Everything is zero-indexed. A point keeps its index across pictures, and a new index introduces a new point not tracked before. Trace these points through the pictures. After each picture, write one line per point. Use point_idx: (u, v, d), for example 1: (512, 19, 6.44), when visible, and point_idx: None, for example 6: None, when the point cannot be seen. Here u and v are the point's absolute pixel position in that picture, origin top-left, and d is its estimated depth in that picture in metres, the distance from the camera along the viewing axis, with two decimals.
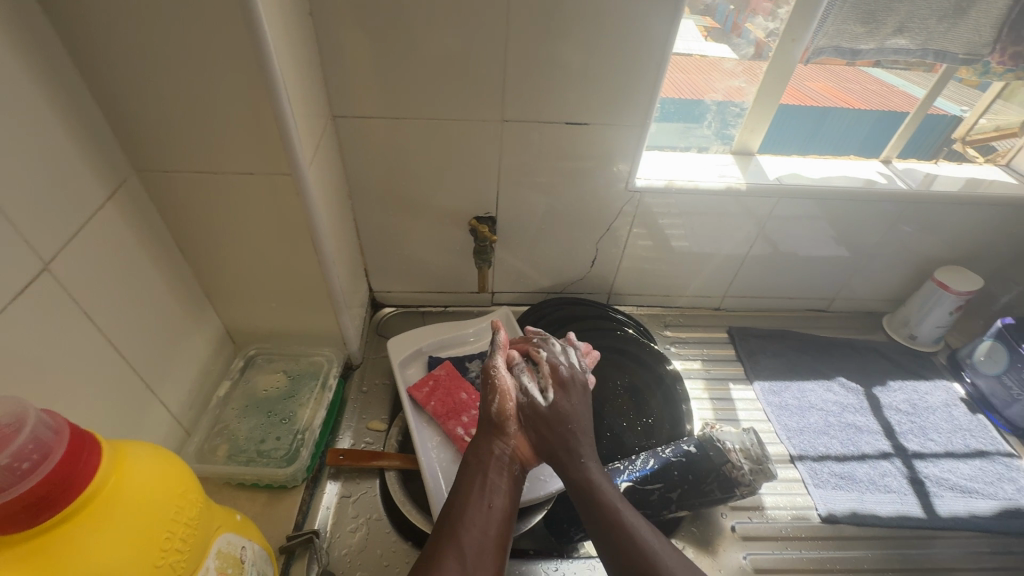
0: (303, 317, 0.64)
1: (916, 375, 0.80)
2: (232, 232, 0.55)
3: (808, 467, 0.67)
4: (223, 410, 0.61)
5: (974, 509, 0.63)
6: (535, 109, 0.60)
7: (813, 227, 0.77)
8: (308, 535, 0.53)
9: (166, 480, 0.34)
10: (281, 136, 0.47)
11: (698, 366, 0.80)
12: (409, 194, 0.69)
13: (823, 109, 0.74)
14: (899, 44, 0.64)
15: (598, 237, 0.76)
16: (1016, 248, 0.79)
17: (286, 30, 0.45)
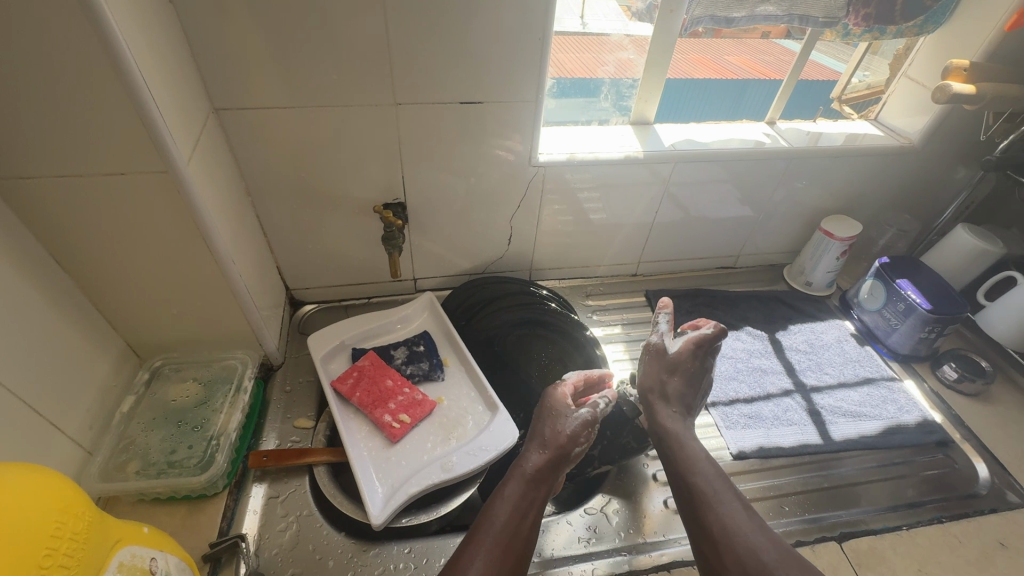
0: (209, 322, 0.62)
1: (813, 317, 0.87)
2: (115, 240, 0.52)
3: (720, 411, 0.72)
4: (129, 425, 0.58)
5: (863, 430, 0.71)
6: (426, 88, 0.61)
7: (711, 190, 0.82)
8: (235, 540, 0.53)
9: (47, 495, 0.32)
10: (150, 131, 0.45)
11: (618, 330, 0.84)
12: (312, 186, 0.68)
13: (743, 82, 0.80)
14: (767, 11, 0.68)
15: (511, 214, 0.77)
16: (887, 193, 0.87)
17: (141, 20, 0.43)
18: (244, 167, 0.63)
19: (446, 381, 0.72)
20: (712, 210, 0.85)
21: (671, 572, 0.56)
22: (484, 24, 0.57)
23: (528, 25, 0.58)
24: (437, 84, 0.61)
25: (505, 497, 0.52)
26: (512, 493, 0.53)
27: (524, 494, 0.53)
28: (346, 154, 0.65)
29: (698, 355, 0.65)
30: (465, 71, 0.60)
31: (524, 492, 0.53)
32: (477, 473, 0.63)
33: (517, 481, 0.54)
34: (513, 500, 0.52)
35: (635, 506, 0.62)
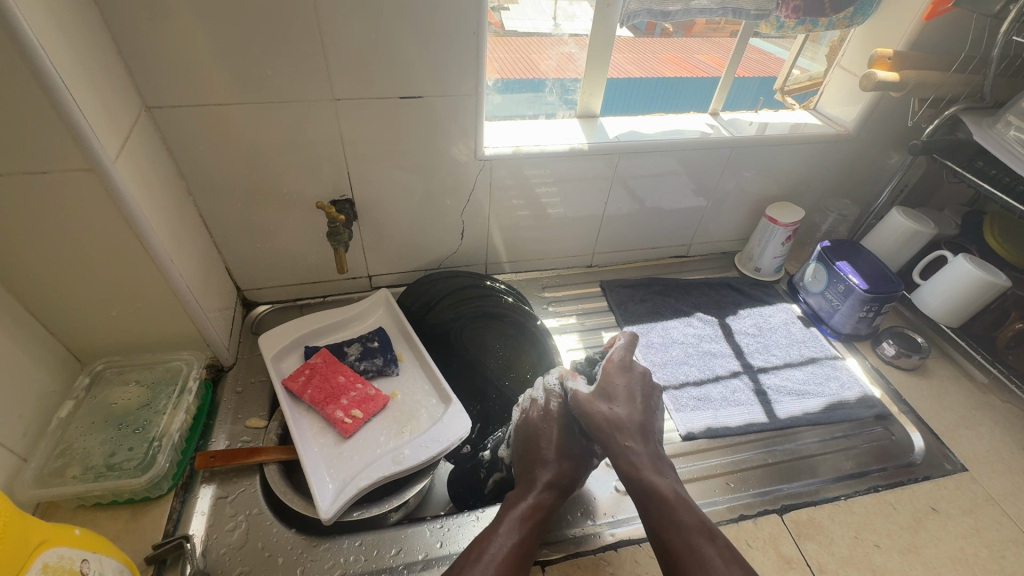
0: (151, 323, 0.61)
1: (762, 302, 0.90)
2: (43, 240, 0.51)
3: (670, 395, 0.74)
4: (67, 429, 0.57)
5: (807, 408, 0.73)
6: (366, 83, 0.61)
7: (659, 182, 0.84)
8: (178, 540, 0.52)
9: None
10: (70, 127, 0.44)
11: (573, 321, 0.86)
12: (256, 184, 0.67)
13: (711, 81, 0.84)
14: (702, 5, 0.70)
15: (462, 209, 0.78)
16: (827, 180, 0.91)
17: (56, 14, 0.43)
18: (183, 166, 0.63)
19: (401, 375, 0.73)
20: (661, 200, 0.87)
21: (618, 551, 0.58)
22: (417, 17, 0.57)
23: (462, 18, 0.58)
24: (375, 79, 0.61)
25: (499, 534, 0.49)
26: (505, 535, 0.49)
27: (519, 533, 0.50)
28: (287, 151, 0.65)
29: (633, 375, 0.57)
30: (403, 66, 0.61)
31: (519, 530, 0.50)
32: (430, 464, 0.64)
33: (511, 518, 0.51)
34: (509, 539, 0.49)
35: (586, 491, 0.63)
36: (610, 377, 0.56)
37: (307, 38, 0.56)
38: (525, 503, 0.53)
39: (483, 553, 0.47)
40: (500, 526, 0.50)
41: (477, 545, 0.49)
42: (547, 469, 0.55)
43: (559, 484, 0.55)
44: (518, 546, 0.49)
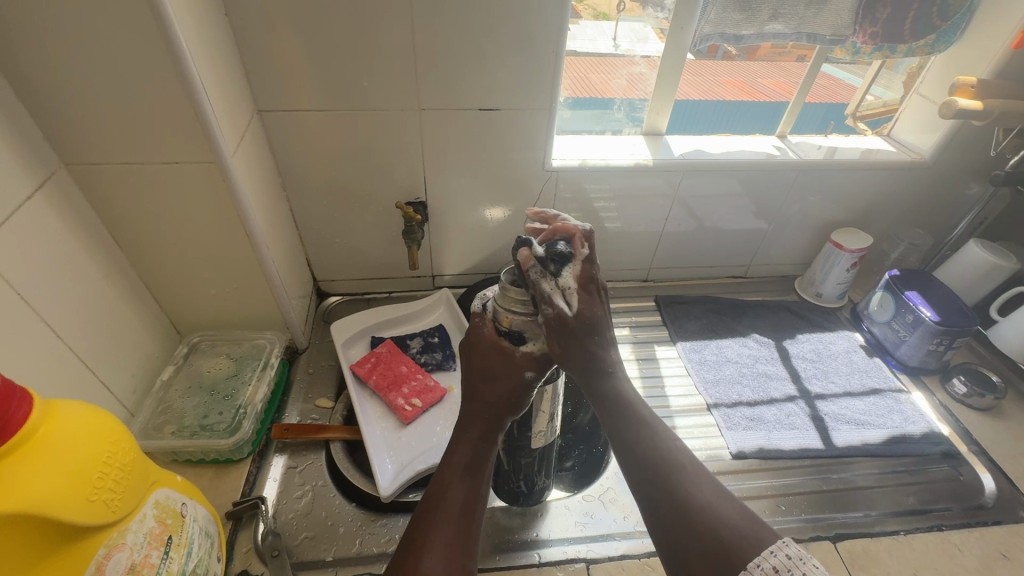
0: (243, 303, 0.68)
1: (822, 327, 0.88)
2: (165, 222, 0.58)
3: (721, 413, 0.74)
4: (167, 391, 0.64)
5: (866, 438, 0.71)
6: (449, 96, 0.66)
7: (723, 202, 0.84)
8: (254, 501, 0.57)
9: (96, 429, 0.37)
10: (202, 125, 0.51)
11: (626, 332, 0.87)
12: (341, 184, 0.73)
13: (775, 104, 0.84)
14: (776, 29, 0.71)
15: (526, 217, 0.82)
16: (898, 208, 0.89)
17: (200, 28, 0.50)
18: (282, 164, 0.70)
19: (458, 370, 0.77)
20: (723, 220, 0.88)
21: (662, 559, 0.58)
22: (500, 35, 0.62)
23: (542, 37, 0.63)
24: (458, 91, 0.66)
25: (455, 482, 0.43)
26: (460, 488, 0.43)
27: (477, 484, 0.44)
28: (372, 154, 0.71)
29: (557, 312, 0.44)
30: (484, 81, 0.65)
31: (475, 481, 0.44)
32: None
33: (462, 467, 0.44)
34: (468, 492, 0.43)
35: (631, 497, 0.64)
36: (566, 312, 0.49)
37: (401, 53, 0.62)
38: (474, 436, 0.46)
39: (442, 516, 0.41)
40: (452, 474, 0.44)
41: (433, 506, 0.42)
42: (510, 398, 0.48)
43: (502, 408, 0.47)
44: (475, 499, 0.43)
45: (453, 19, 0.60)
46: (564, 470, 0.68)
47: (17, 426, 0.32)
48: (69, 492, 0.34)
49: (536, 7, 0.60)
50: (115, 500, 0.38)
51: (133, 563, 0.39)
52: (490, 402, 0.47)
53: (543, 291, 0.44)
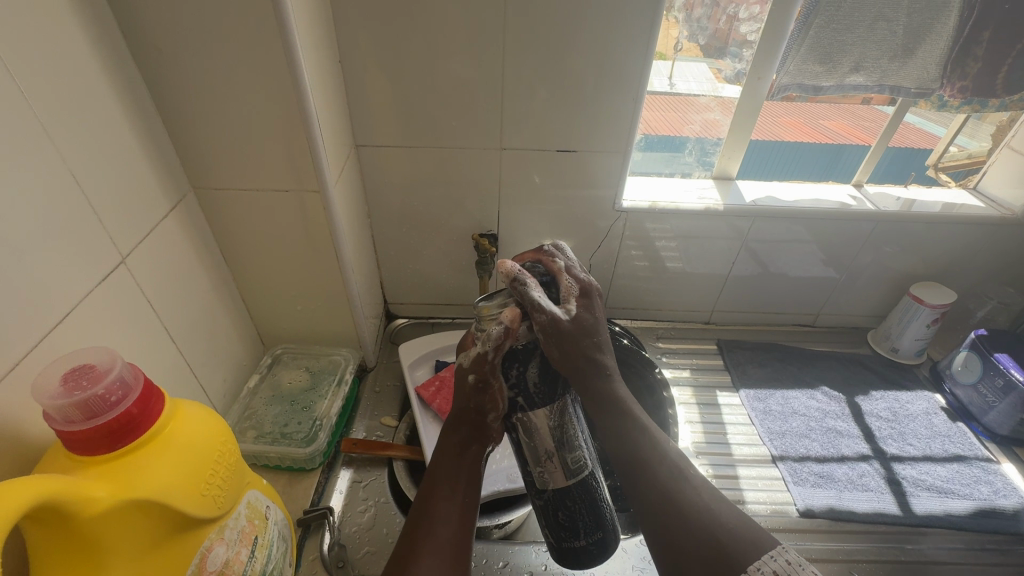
0: (323, 319, 0.73)
1: (899, 385, 0.84)
2: (265, 242, 0.64)
3: (788, 466, 0.71)
4: (252, 398, 0.69)
5: (950, 508, 0.66)
6: (529, 137, 0.70)
7: (792, 249, 0.83)
8: (323, 511, 0.59)
9: (213, 429, 0.41)
10: (312, 158, 0.56)
11: (687, 374, 0.86)
12: (419, 214, 0.78)
13: (839, 145, 0.83)
14: (857, 81, 0.71)
15: (592, 253, 0.84)
16: (985, 264, 0.84)
17: (319, 74, 0.56)
18: (369, 193, 0.75)
19: None
20: (791, 267, 0.86)
21: None
22: (582, 82, 0.66)
23: (622, 85, 0.66)
24: (538, 131, 0.70)
25: (440, 496, 0.45)
26: (448, 499, 0.45)
27: (461, 491, 0.46)
28: (452, 187, 0.75)
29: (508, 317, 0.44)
30: (563, 124, 0.69)
31: (459, 488, 0.46)
32: None
33: (448, 478, 0.47)
34: (452, 500, 0.45)
35: None
36: (563, 353, 0.46)
37: (489, 96, 0.67)
38: (455, 442, 0.48)
39: (431, 525, 0.43)
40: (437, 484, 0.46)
41: (423, 517, 0.44)
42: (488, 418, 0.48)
43: (473, 415, 0.48)
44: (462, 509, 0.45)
45: (539, 68, 0.64)
46: None
47: (151, 421, 0.37)
48: (185, 486, 0.37)
49: (620, 58, 0.64)
50: (220, 497, 0.41)
51: (226, 559, 0.42)
52: (457, 414, 0.49)
53: (532, 301, 0.45)
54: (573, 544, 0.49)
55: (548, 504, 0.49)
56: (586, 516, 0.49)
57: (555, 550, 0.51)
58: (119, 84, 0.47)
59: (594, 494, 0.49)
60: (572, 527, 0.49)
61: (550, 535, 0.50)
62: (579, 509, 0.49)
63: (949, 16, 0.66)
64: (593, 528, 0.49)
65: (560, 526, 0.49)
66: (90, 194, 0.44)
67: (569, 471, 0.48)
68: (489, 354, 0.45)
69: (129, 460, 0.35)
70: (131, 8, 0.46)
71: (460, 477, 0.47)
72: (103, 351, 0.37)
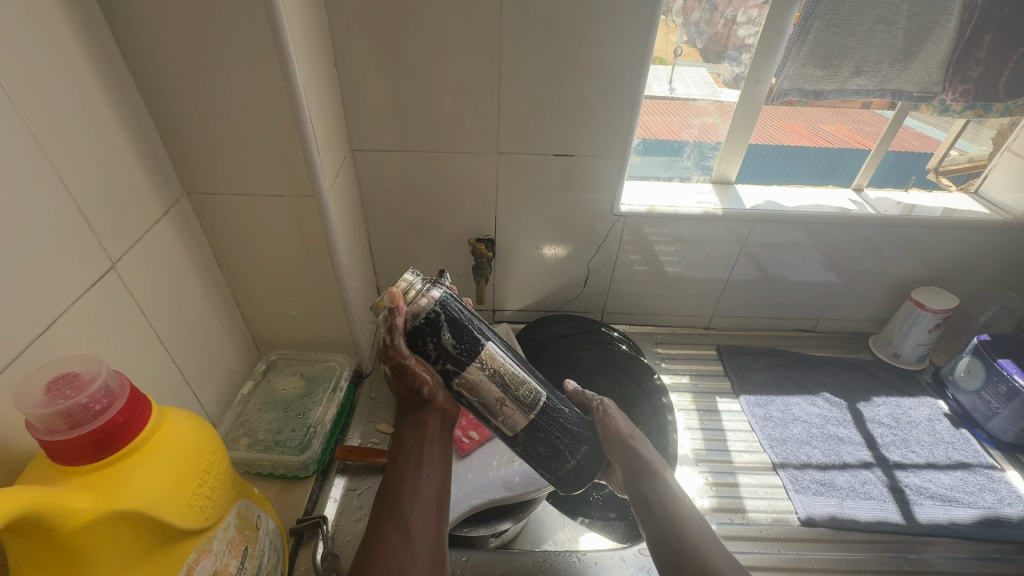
0: (318, 325, 0.72)
1: (901, 391, 0.83)
2: (260, 248, 0.63)
3: (789, 474, 0.70)
4: (245, 405, 0.68)
5: (953, 517, 0.65)
6: (527, 141, 0.70)
7: (792, 253, 0.83)
8: (316, 519, 0.58)
9: (201, 438, 0.41)
10: (306, 162, 0.56)
11: (686, 380, 0.85)
12: (416, 219, 0.78)
13: (839, 150, 0.87)
14: (858, 84, 0.71)
15: (590, 258, 0.83)
16: (986, 269, 0.84)
17: (314, 79, 0.56)
18: (366, 198, 0.75)
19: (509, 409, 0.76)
20: (791, 271, 0.85)
21: None
22: (580, 84, 0.65)
23: (620, 88, 0.65)
24: (535, 135, 0.69)
25: (404, 471, 0.45)
26: (419, 472, 0.45)
27: (430, 466, 0.45)
28: (449, 192, 0.75)
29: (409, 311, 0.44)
30: (560, 128, 0.69)
31: (431, 463, 0.46)
32: (534, 499, 0.66)
33: (410, 457, 0.46)
34: (422, 475, 0.45)
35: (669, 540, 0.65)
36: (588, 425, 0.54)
37: (486, 101, 0.66)
38: (423, 417, 0.47)
39: (402, 498, 0.43)
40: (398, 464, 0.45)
41: (390, 493, 0.44)
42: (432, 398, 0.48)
43: (412, 396, 0.47)
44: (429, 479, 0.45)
45: (536, 73, 0.64)
46: (610, 520, 0.67)
47: (137, 429, 0.36)
48: (172, 496, 0.37)
49: (618, 61, 0.63)
50: (209, 506, 0.40)
51: (215, 570, 0.41)
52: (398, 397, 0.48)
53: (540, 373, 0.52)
54: (566, 468, 0.52)
55: (528, 444, 0.50)
56: (563, 439, 0.51)
57: (553, 481, 0.53)
58: (110, 88, 0.47)
59: (561, 414, 0.51)
60: (557, 453, 0.51)
61: (544, 470, 0.52)
62: (555, 435, 0.50)
63: (950, 19, 0.66)
64: (575, 442, 0.52)
65: (546, 457, 0.51)
66: (80, 199, 0.44)
67: (528, 407, 0.48)
68: (394, 339, 0.44)
69: (115, 469, 0.34)
70: (124, 13, 0.46)
71: (431, 448, 0.46)
72: (88, 359, 0.37)
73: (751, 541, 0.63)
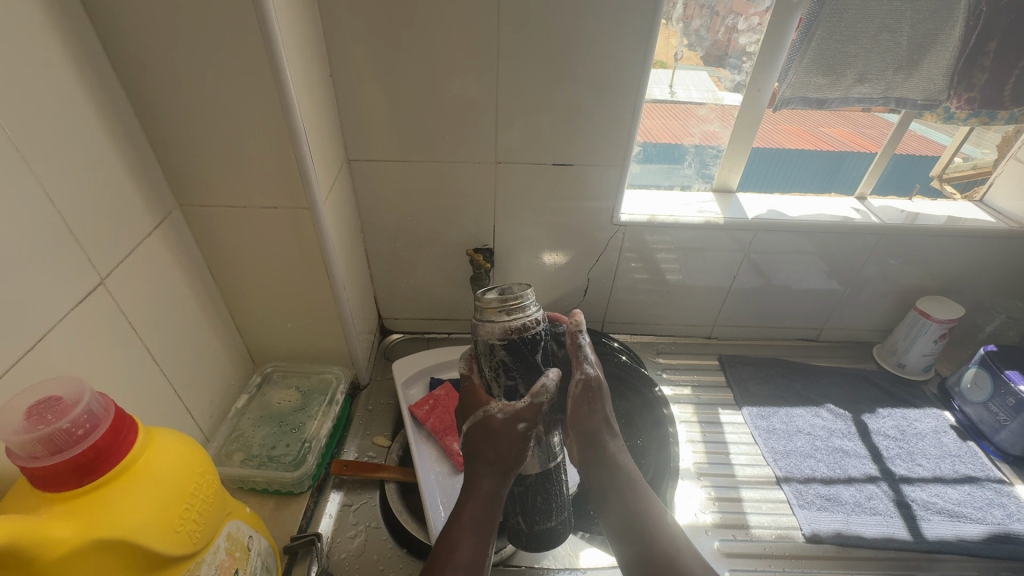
0: (315, 337, 0.71)
1: (906, 403, 0.81)
2: (254, 259, 0.62)
3: (793, 488, 0.69)
4: (240, 419, 0.67)
5: (962, 533, 0.64)
6: (525, 151, 0.69)
7: (794, 262, 0.82)
8: (310, 537, 0.57)
9: (190, 459, 0.40)
10: (300, 174, 0.55)
11: (688, 392, 0.84)
12: (414, 229, 0.77)
13: (840, 154, 0.83)
14: (861, 92, 0.70)
15: (590, 267, 0.82)
16: (993, 278, 0.82)
17: (308, 90, 0.55)
18: (362, 208, 0.74)
19: None
20: (793, 280, 0.84)
21: None
22: (578, 92, 0.64)
23: (620, 97, 0.65)
24: (534, 145, 0.68)
25: (462, 539, 0.45)
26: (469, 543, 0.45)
27: (478, 536, 0.45)
28: (446, 201, 0.74)
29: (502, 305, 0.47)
30: (559, 138, 0.68)
31: (481, 533, 0.45)
32: None
33: (467, 526, 0.46)
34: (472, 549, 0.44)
35: None
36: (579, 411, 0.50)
37: (483, 111, 0.66)
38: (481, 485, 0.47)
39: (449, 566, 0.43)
40: (457, 533, 0.45)
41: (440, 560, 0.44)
42: (515, 446, 0.48)
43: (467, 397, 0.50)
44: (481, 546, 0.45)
45: (534, 82, 0.63)
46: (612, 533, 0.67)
47: (123, 453, 0.35)
48: (158, 522, 0.36)
49: (617, 70, 0.62)
50: (196, 531, 0.39)
51: None
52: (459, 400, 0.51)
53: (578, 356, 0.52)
54: (545, 525, 0.53)
55: (528, 490, 0.52)
56: (557, 496, 0.54)
57: (526, 535, 0.54)
58: (99, 101, 0.46)
59: (557, 484, 0.54)
60: (544, 511, 0.53)
61: (523, 522, 0.53)
62: (544, 496, 0.53)
63: (955, 26, 0.65)
64: (561, 507, 0.54)
65: (536, 510, 0.53)
66: (67, 215, 0.43)
67: (545, 459, 0.52)
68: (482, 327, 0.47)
69: (98, 496, 0.33)
70: (114, 25, 0.45)
71: (482, 514, 0.46)
72: (70, 381, 0.36)
73: (754, 559, 0.62)
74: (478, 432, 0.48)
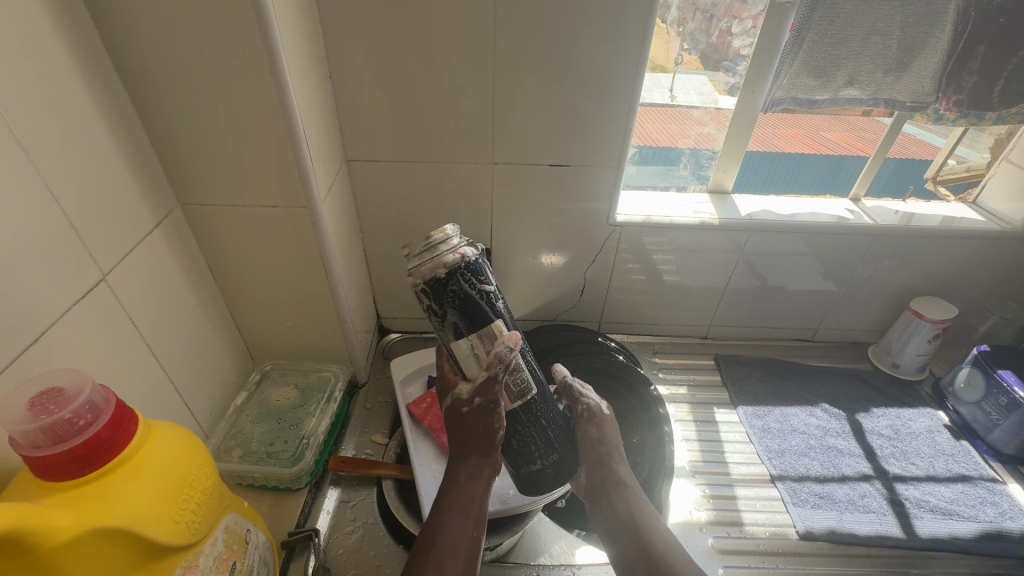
0: (313, 336, 0.72)
1: (900, 403, 0.82)
2: (253, 258, 0.63)
3: (787, 486, 0.70)
4: (239, 416, 0.68)
5: (954, 531, 0.64)
6: (522, 153, 0.70)
7: (791, 262, 0.82)
8: (308, 533, 0.58)
9: (189, 451, 0.40)
10: (300, 174, 0.56)
11: (684, 391, 0.84)
12: (411, 229, 0.78)
13: (839, 158, 0.82)
14: (851, 94, 0.71)
15: (586, 266, 0.83)
16: (983, 280, 0.83)
17: (308, 92, 0.56)
18: (361, 208, 0.75)
19: None
20: (789, 280, 0.85)
21: None
22: (573, 95, 0.65)
23: (615, 99, 0.66)
24: (528, 145, 0.69)
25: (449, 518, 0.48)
26: (456, 525, 0.48)
27: (470, 522, 0.48)
28: (444, 203, 0.75)
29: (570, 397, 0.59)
30: (555, 139, 0.69)
31: (470, 517, 0.49)
32: (529, 510, 0.64)
33: (457, 504, 0.49)
34: (462, 529, 0.48)
35: None
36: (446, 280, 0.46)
37: (480, 113, 0.67)
38: (464, 476, 0.51)
39: (440, 536, 0.47)
40: (448, 515, 0.48)
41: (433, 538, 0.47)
42: (483, 422, 0.50)
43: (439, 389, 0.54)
44: (467, 531, 0.48)
45: (531, 83, 0.64)
46: None
47: (125, 442, 0.36)
48: (157, 512, 0.36)
49: (611, 73, 0.63)
50: (195, 522, 0.40)
51: None
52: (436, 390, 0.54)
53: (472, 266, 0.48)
54: (529, 467, 0.54)
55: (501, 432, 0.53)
56: (536, 440, 0.53)
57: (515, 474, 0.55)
58: (102, 100, 0.47)
59: (543, 412, 0.53)
60: (525, 454, 0.53)
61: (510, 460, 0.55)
62: (530, 433, 0.53)
63: (944, 30, 0.66)
64: (545, 451, 0.54)
65: (514, 452, 0.53)
66: (70, 211, 0.44)
67: (518, 394, 0.51)
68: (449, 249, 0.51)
69: (102, 483, 0.34)
70: (117, 26, 0.46)
71: (472, 484, 0.50)
72: (72, 373, 0.36)
73: (748, 556, 0.62)
74: (450, 414, 0.51)
